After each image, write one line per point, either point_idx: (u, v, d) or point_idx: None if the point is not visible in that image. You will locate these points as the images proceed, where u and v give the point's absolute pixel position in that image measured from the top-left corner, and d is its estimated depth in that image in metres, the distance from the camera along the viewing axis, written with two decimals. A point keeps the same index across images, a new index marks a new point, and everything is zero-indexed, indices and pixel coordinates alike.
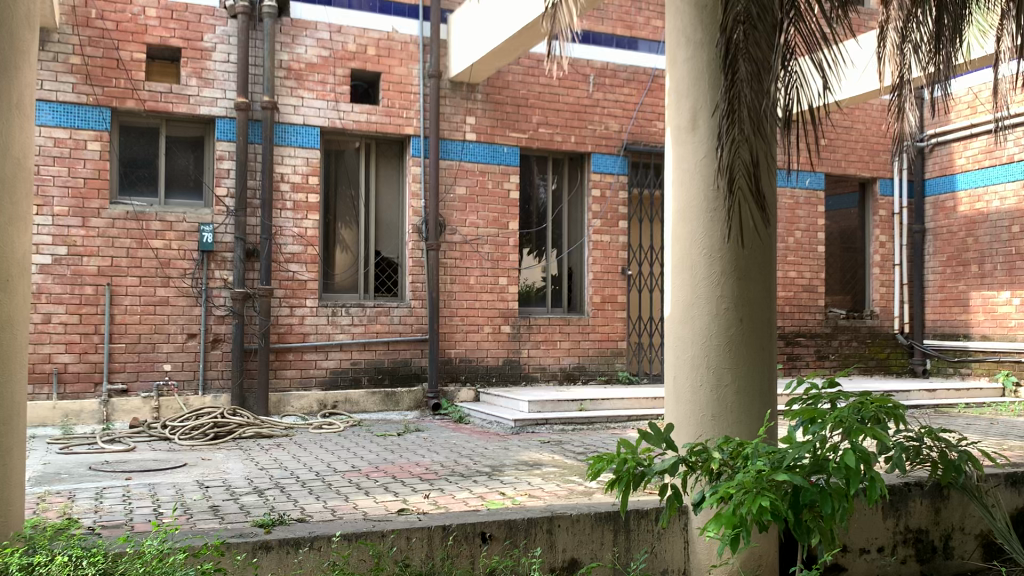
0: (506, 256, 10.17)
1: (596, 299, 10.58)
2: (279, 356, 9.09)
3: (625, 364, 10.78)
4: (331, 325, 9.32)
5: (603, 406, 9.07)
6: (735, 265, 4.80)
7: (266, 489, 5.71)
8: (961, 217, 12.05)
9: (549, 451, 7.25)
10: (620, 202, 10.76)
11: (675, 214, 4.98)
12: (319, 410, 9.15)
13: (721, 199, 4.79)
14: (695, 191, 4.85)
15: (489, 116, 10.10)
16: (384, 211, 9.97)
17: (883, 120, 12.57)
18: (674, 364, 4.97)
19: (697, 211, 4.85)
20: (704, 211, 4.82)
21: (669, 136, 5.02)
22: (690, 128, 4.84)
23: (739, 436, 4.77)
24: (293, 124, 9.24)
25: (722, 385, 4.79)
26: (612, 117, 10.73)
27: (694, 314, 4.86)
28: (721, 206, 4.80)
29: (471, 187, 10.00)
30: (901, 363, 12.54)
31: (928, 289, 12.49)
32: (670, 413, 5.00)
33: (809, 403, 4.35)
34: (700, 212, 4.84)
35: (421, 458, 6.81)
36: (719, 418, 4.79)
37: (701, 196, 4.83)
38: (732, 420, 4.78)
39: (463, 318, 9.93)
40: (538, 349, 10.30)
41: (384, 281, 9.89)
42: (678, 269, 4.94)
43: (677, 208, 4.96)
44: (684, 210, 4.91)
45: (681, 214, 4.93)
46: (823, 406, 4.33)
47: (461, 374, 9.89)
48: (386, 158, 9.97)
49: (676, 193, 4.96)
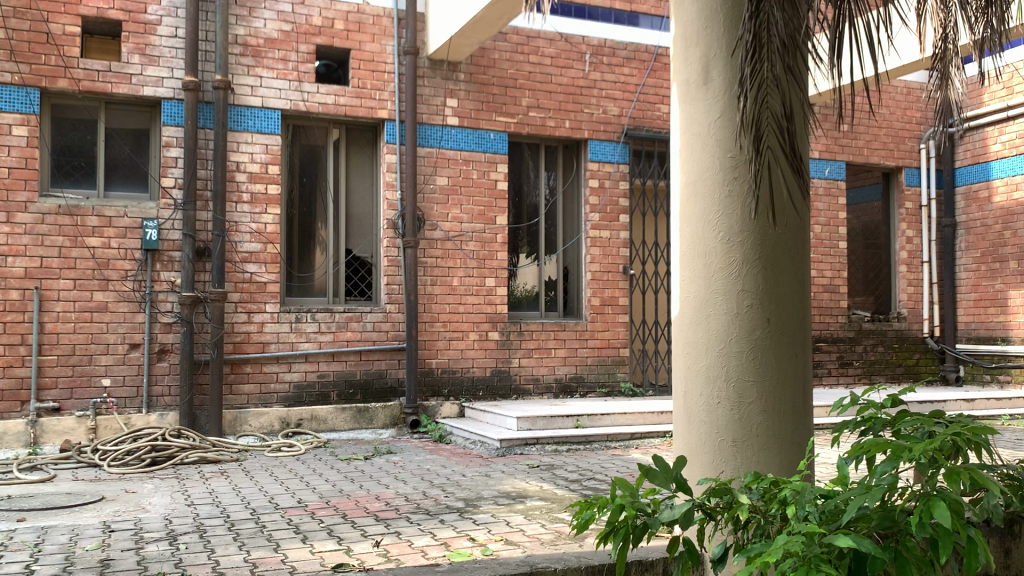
0: (494, 254, 9.11)
1: (595, 302, 9.51)
2: (235, 369, 8.03)
3: (628, 374, 9.70)
4: (295, 334, 8.25)
5: (602, 422, 7.96)
6: (761, 249, 3.74)
7: (182, 534, 4.63)
8: (997, 209, 10.94)
9: (537, 478, 6.15)
10: (621, 193, 9.70)
11: (682, 189, 3.92)
12: (281, 429, 8.06)
13: (742, 166, 3.73)
14: (708, 160, 3.79)
15: (473, 98, 9.02)
16: (356, 205, 8.88)
17: (909, 104, 11.50)
18: (684, 377, 3.90)
19: (710, 185, 3.78)
20: (721, 184, 3.76)
21: (675, 94, 3.96)
22: (702, 82, 3.79)
23: (769, 468, 3.70)
24: (250, 106, 8.19)
25: (746, 402, 3.72)
26: (611, 100, 9.67)
27: (710, 315, 3.79)
28: (742, 178, 3.74)
29: (453, 177, 8.93)
30: (931, 370, 11.44)
31: (960, 288, 11.39)
32: (681, 439, 3.94)
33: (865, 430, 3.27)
34: (714, 185, 3.78)
35: (385, 491, 5.70)
36: (743, 444, 3.72)
37: (715, 164, 3.77)
38: (759, 449, 3.71)
39: (446, 324, 8.84)
40: (531, 358, 9.22)
41: (356, 284, 8.82)
42: (687, 261, 3.89)
43: (684, 181, 3.91)
44: (694, 184, 3.85)
45: (691, 191, 3.86)
46: (883, 436, 3.25)
47: (444, 388, 8.80)
48: (359, 145, 8.90)
49: (683, 165, 3.90)
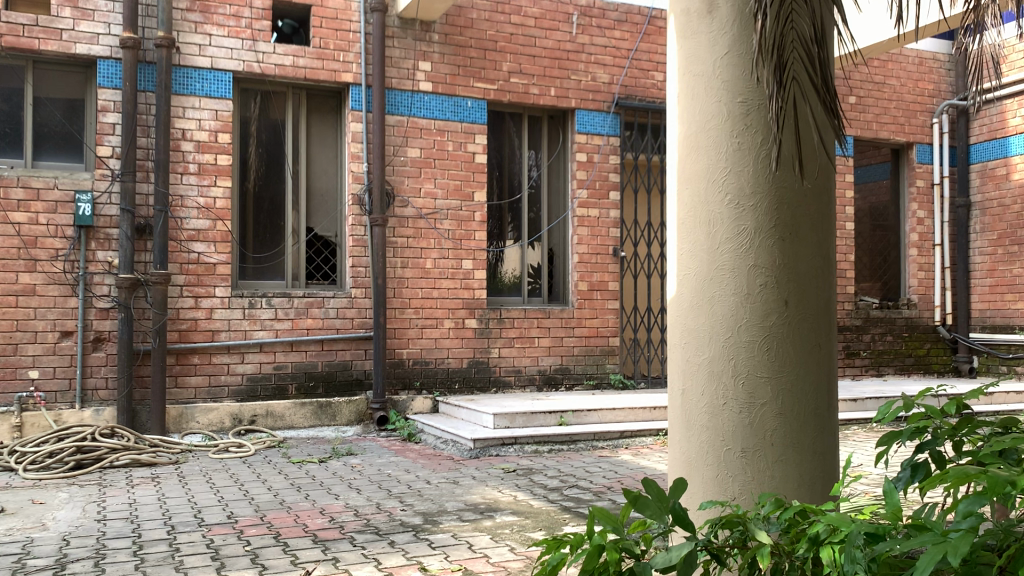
0: (471, 233, 8.28)
1: (582, 287, 8.72)
2: (181, 359, 7.22)
3: (618, 365, 8.92)
4: (248, 321, 7.43)
5: (589, 419, 7.17)
6: (778, 212, 2.96)
7: (73, 562, 3.81)
8: (1016, 187, 10.17)
9: (511, 485, 5.35)
10: (611, 168, 8.90)
11: (681, 142, 3.15)
12: (232, 427, 7.26)
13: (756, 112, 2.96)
14: (714, 106, 3.03)
15: (448, 61, 8.17)
16: (318, 178, 8.02)
17: (921, 76, 10.69)
18: (681, 373, 3.14)
19: (714, 136, 3.03)
20: (729, 134, 3.00)
21: (671, 31, 3.22)
22: (706, 10, 3.03)
23: (786, 485, 2.93)
24: (199, 67, 7.34)
25: (757, 404, 2.95)
26: (600, 66, 8.85)
27: (713, 296, 3.02)
28: (755, 126, 2.98)
29: (425, 148, 8.08)
30: (942, 361, 10.72)
31: (975, 273, 10.64)
32: (677, 450, 3.17)
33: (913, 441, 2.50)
34: (720, 137, 3.02)
35: (333, 503, 4.90)
36: (754, 455, 2.95)
37: (722, 109, 3.01)
38: (773, 462, 2.94)
39: (418, 311, 8.03)
40: (512, 348, 8.42)
41: (319, 267, 7.98)
42: (687, 230, 3.12)
43: (684, 133, 3.14)
44: (695, 136, 3.08)
45: (692, 145, 3.10)
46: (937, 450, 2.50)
47: (416, 381, 7.99)
48: (321, 113, 8.04)
49: (682, 114, 3.15)
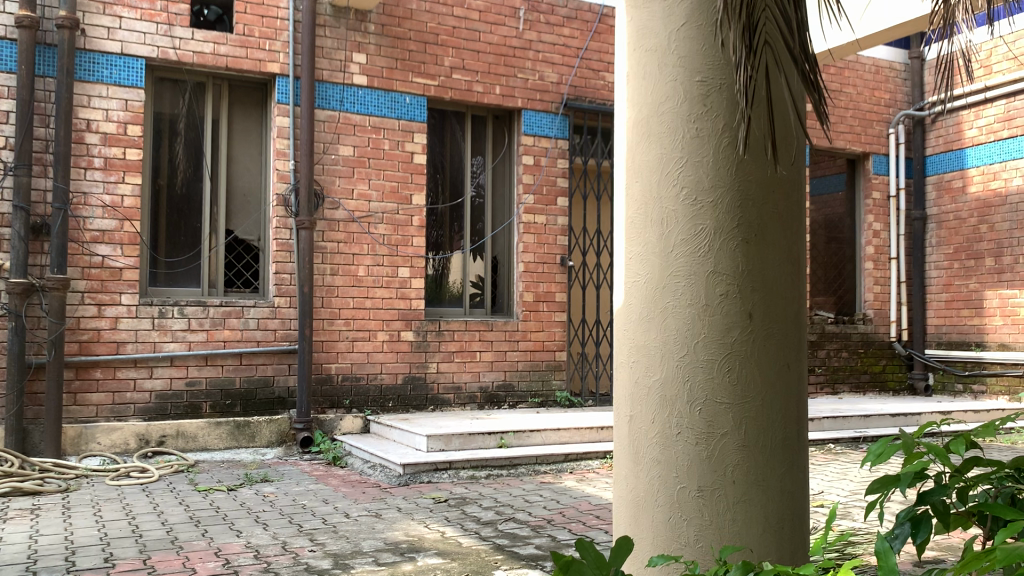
0: (408, 239, 7.71)
1: (528, 298, 8.19)
2: (81, 374, 6.51)
3: (565, 381, 8.40)
4: (158, 332, 6.75)
5: (531, 441, 6.63)
6: (743, 205, 2.46)
7: None
8: (972, 200, 9.90)
9: (439, 519, 4.76)
10: (559, 172, 8.40)
11: (630, 128, 2.64)
12: (138, 449, 6.54)
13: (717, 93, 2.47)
14: (667, 86, 2.53)
15: (384, 54, 7.61)
16: (240, 178, 7.38)
17: (877, 84, 10.42)
18: (628, 398, 2.61)
19: (669, 121, 2.52)
20: (685, 119, 2.50)
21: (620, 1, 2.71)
22: None
23: (752, 530, 2.42)
24: (107, 52, 6.66)
25: (716, 435, 2.43)
26: (549, 64, 8.36)
27: (667, 308, 2.50)
28: (716, 108, 2.48)
29: (359, 147, 7.49)
30: (898, 378, 10.43)
31: (931, 288, 10.36)
32: (623, 487, 2.64)
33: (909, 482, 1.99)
34: (675, 121, 2.51)
35: (231, 544, 4.27)
36: (712, 495, 2.43)
37: (678, 89, 2.51)
38: (734, 503, 2.42)
39: (350, 323, 7.42)
40: (451, 363, 7.85)
41: (240, 274, 7.33)
42: (636, 230, 2.60)
43: (633, 118, 2.62)
44: (646, 121, 2.57)
45: (641, 131, 2.59)
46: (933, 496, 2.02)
47: (345, 399, 7.37)
48: (244, 106, 7.41)
49: (630, 96, 2.63)
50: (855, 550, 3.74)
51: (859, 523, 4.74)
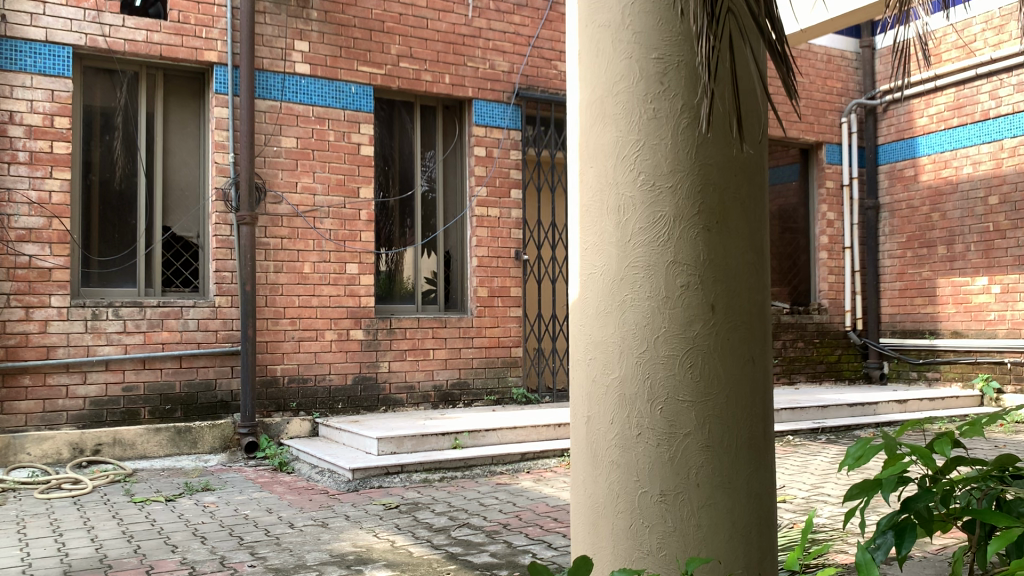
0: (357, 234, 7.45)
1: (482, 293, 7.98)
2: (8, 381, 6.14)
3: (521, 378, 8.21)
4: (92, 335, 6.40)
5: (487, 440, 6.42)
6: (704, 190, 2.27)
7: None
8: (924, 188, 9.92)
9: (389, 526, 4.53)
10: (512, 164, 8.19)
11: (583, 111, 2.43)
12: (71, 458, 6.15)
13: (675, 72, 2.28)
14: (622, 64, 2.33)
15: (328, 42, 7.33)
16: (177, 172, 7.04)
17: (829, 73, 10.39)
18: (585, 398, 2.41)
19: (624, 102, 2.32)
20: (642, 99, 2.30)
21: None
22: None
23: (716, 537, 2.24)
24: (30, 39, 6.27)
25: (678, 435, 2.24)
26: (499, 53, 8.15)
27: (625, 301, 2.30)
28: (675, 87, 2.28)
29: (303, 138, 7.21)
30: (853, 367, 10.44)
31: (884, 276, 10.38)
32: (581, 493, 2.44)
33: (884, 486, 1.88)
34: (630, 102, 2.31)
35: (165, 560, 3.99)
36: (676, 500, 2.23)
37: (634, 67, 2.31)
38: (699, 508, 2.23)
39: (296, 322, 7.13)
40: (403, 362, 7.60)
41: (178, 272, 7.01)
42: (590, 218, 2.40)
43: (586, 100, 2.42)
44: (601, 102, 2.37)
45: (595, 113, 2.38)
46: (910, 496, 1.91)
47: (293, 401, 7.09)
48: (180, 96, 7.07)
49: (583, 76, 2.43)
50: (821, 547, 3.59)
51: (823, 518, 4.62)
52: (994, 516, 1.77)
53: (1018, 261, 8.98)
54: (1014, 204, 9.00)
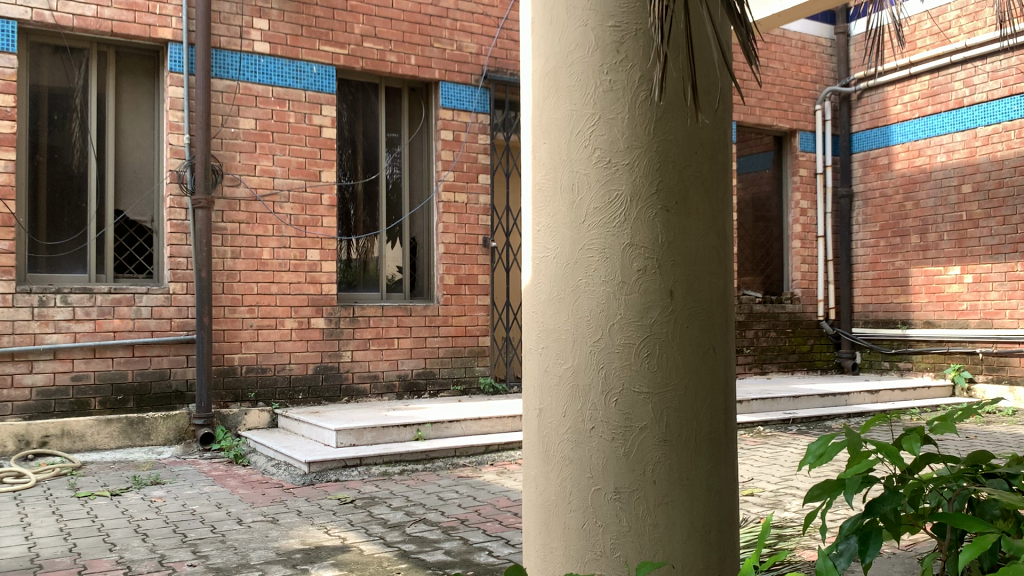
0: (318, 219, 7.23)
1: (449, 281, 7.79)
2: None
3: (489, 367, 8.04)
4: (38, 322, 6.14)
5: (450, 432, 6.24)
6: (663, 166, 2.08)
7: None
8: (897, 176, 9.83)
9: (342, 522, 4.34)
10: (480, 148, 7.99)
11: (537, 83, 2.24)
12: (16, 451, 5.90)
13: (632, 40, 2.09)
14: (577, 33, 2.14)
15: (288, 20, 7.09)
16: (130, 154, 6.78)
17: (803, 60, 10.26)
18: (537, 390, 2.23)
19: (579, 73, 2.13)
20: (597, 69, 2.11)
21: None
22: None
23: (674, 539, 2.07)
24: None
25: (634, 429, 2.06)
26: (467, 34, 7.94)
27: (579, 286, 2.12)
28: (632, 56, 2.09)
29: (262, 120, 6.97)
30: (826, 357, 10.36)
31: (857, 265, 10.29)
32: (532, 491, 2.26)
33: (849, 487, 1.72)
34: (585, 72, 2.12)
35: (101, 559, 3.78)
36: (631, 499, 2.06)
37: (589, 36, 2.12)
38: (655, 506, 2.06)
39: (255, 310, 6.91)
40: (367, 351, 7.40)
41: (132, 258, 6.76)
42: (544, 198, 2.21)
43: (540, 71, 2.23)
44: (554, 74, 2.18)
45: (549, 85, 2.20)
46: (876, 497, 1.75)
47: (251, 392, 6.87)
48: (133, 75, 6.80)
49: (536, 46, 2.24)
50: (786, 542, 3.45)
51: (790, 512, 4.49)
52: (968, 520, 1.61)
53: (991, 250, 8.92)
54: (988, 192, 8.94)
